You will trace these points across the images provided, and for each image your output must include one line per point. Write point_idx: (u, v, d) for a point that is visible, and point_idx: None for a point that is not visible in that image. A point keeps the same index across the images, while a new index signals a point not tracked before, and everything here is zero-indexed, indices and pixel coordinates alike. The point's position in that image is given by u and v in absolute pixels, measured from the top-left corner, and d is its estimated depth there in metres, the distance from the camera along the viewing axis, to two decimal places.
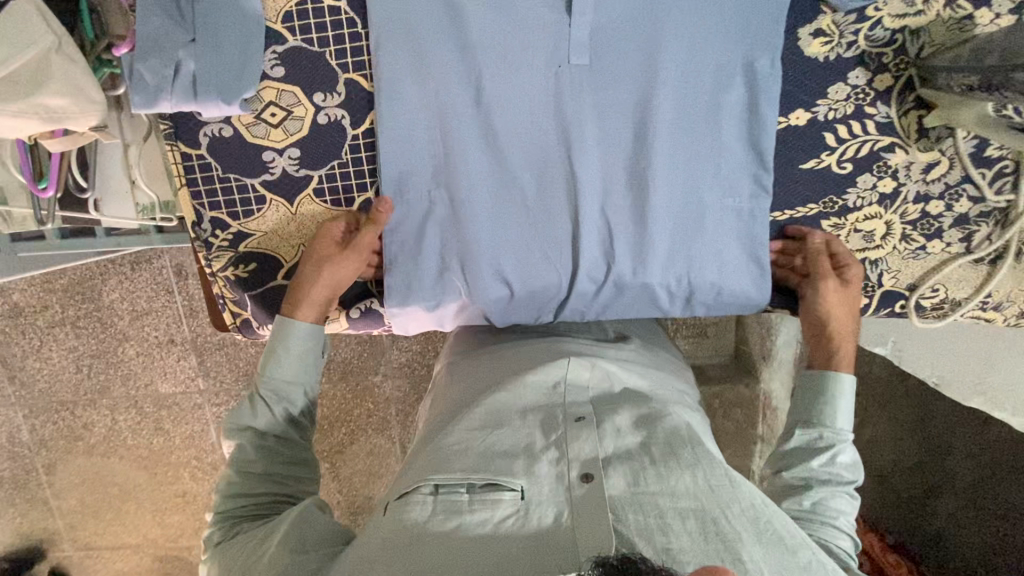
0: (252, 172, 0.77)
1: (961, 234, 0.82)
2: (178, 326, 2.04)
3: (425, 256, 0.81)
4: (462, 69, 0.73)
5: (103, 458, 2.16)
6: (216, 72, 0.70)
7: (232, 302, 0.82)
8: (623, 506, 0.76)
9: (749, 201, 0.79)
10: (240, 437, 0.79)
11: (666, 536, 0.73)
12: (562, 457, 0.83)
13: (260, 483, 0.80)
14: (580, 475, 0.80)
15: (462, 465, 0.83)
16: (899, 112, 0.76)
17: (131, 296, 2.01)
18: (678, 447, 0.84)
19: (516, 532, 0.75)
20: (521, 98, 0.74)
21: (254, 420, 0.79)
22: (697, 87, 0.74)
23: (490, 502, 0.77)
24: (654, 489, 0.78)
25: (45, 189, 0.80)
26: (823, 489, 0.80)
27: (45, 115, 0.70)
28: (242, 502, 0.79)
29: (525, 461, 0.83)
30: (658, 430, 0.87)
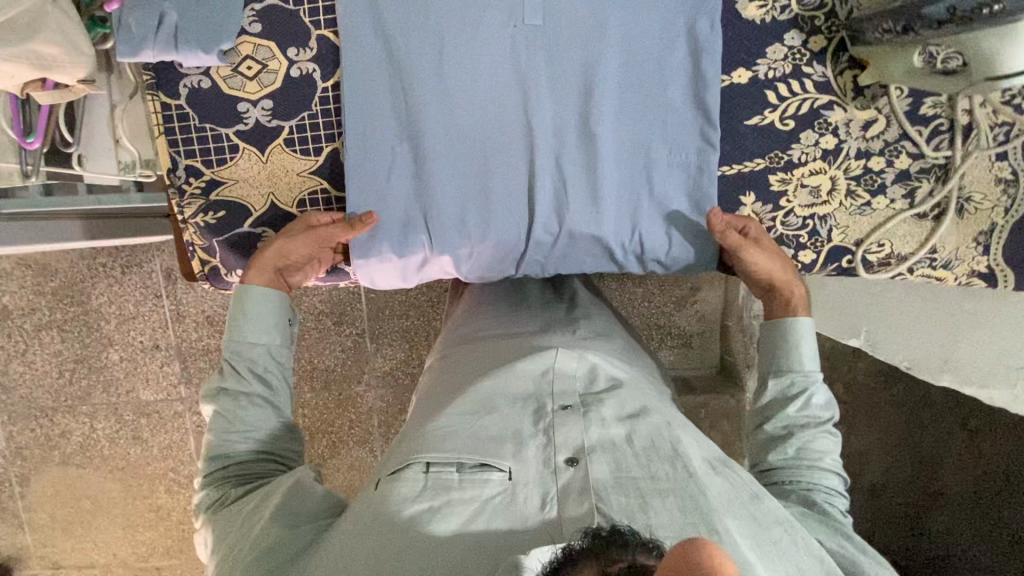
0: (226, 122, 0.81)
1: (904, 190, 0.85)
2: (164, 331, 1.98)
3: (388, 206, 0.85)
4: (427, 31, 0.79)
5: (78, 468, 2.08)
6: (198, 25, 0.76)
7: (201, 249, 0.87)
8: (606, 487, 0.81)
9: (695, 156, 0.84)
10: (222, 399, 0.87)
11: (645, 513, 0.79)
12: (548, 443, 0.87)
13: (242, 448, 0.87)
14: (564, 459, 0.84)
15: (452, 444, 0.86)
16: (835, 72, 0.81)
17: (120, 300, 1.97)
18: (658, 436, 0.89)
19: (505, 509, 0.79)
20: (489, 69, 0.80)
21: (234, 379, 0.87)
22: (643, 53, 0.81)
23: (479, 482, 0.81)
24: (635, 472, 0.83)
25: (32, 141, 0.85)
26: (805, 433, 0.95)
27: (36, 61, 0.75)
28: (227, 466, 0.86)
29: (513, 444, 0.87)
30: (640, 420, 0.92)
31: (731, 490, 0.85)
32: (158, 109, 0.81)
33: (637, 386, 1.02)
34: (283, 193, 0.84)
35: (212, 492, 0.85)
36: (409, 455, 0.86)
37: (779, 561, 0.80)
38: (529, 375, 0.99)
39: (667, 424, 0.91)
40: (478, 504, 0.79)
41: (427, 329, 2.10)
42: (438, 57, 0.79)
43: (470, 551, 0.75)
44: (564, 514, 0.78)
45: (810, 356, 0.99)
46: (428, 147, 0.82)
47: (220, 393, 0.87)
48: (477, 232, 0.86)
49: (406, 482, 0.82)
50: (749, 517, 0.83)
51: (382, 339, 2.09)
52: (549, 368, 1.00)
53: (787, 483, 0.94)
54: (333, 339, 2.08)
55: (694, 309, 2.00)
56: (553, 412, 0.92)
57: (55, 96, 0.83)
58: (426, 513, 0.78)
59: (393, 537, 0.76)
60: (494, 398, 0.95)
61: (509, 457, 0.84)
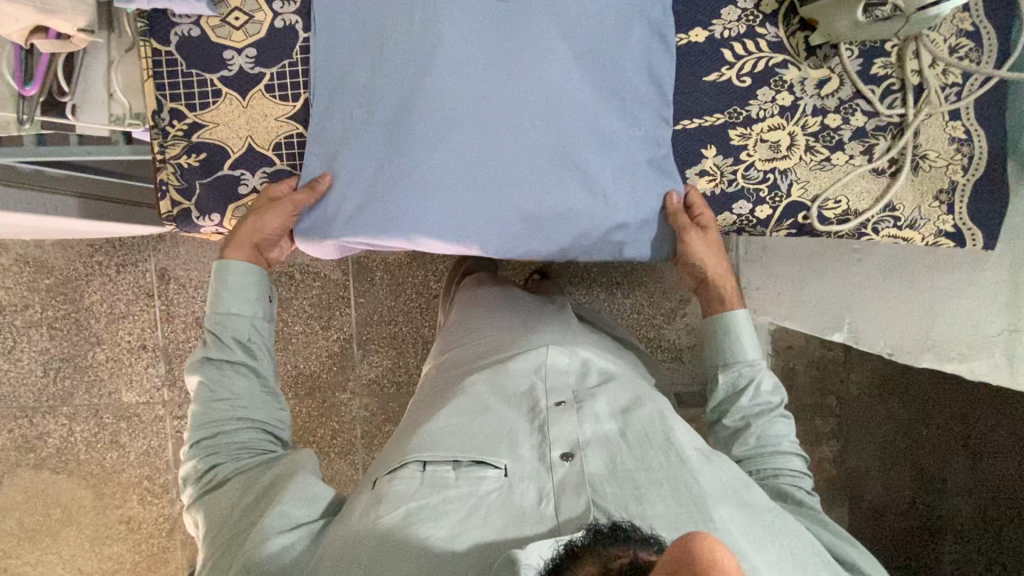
0: (210, 68, 0.86)
1: (862, 147, 0.88)
2: (152, 331, 1.94)
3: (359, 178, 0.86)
4: (405, 22, 0.85)
5: (52, 474, 1.99)
6: None
7: (177, 190, 0.88)
8: (600, 480, 0.77)
9: (653, 128, 0.87)
10: (209, 369, 0.87)
11: (641, 504, 0.75)
12: (542, 440, 0.83)
13: (226, 422, 0.85)
14: (560, 455, 0.80)
15: (447, 442, 0.83)
16: (787, 33, 0.86)
17: (112, 298, 1.95)
18: (652, 428, 0.84)
19: (501, 507, 0.76)
20: (471, 63, 0.85)
21: (221, 348, 0.87)
22: (602, 33, 0.86)
23: (475, 480, 0.78)
24: (630, 465, 0.79)
25: (30, 89, 0.90)
26: (759, 421, 0.89)
27: (40, 5, 0.81)
28: (213, 444, 0.85)
29: (508, 441, 0.83)
30: (634, 411, 0.87)
31: (725, 481, 0.80)
32: (148, 57, 0.86)
33: (627, 377, 0.97)
34: (261, 136, 0.87)
35: (199, 465, 0.85)
36: (404, 451, 0.84)
37: (774, 547, 0.75)
38: (521, 372, 0.95)
39: (660, 414, 0.85)
40: (475, 502, 0.76)
41: (416, 336, 1.96)
42: (421, 48, 0.85)
43: (469, 554, 0.71)
44: (561, 511, 0.74)
45: (753, 345, 0.92)
46: (403, 120, 0.85)
47: (206, 363, 0.87)
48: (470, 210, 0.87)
49: (403, 480, 0.79)
50: (742, 507, 0.77)
51: (370, 345, 1.95)
52: (541, 363, 0.95)
53: (755, 473, 0.88)
54: (321, 344, 1.95)
55: (684, 322, 1.89)
56: (548, 407, 0.87)
57: (55, 49, 0.89)
58: (422, 511, 0.75)
59: (391, 540, 0.73)
60: (488, 395, 0.91)
61: (506, 454, 0.81)
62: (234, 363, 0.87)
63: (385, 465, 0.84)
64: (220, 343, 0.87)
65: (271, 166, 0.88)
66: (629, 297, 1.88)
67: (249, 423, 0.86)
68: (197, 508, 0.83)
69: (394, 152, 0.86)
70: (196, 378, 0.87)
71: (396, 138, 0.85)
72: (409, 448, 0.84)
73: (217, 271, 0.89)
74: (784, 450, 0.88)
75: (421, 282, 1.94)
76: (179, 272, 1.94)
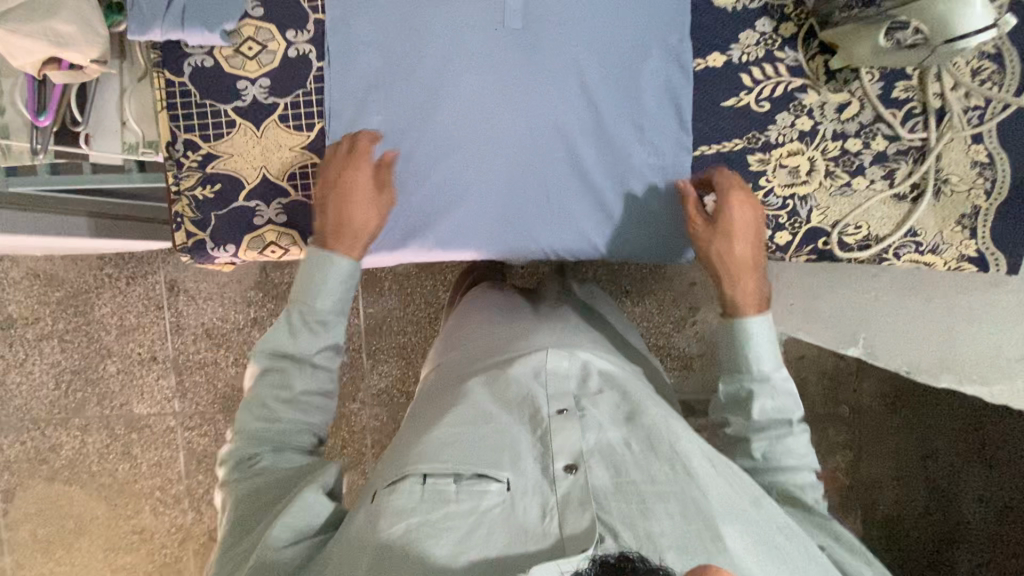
0: (224, 99, 0.85)
1: (882, 171, 0.86)
2: (162, 343, 1.93)
3: None
4: (417, 52, 0.84)
5: (66, 485, 1.98)
6: (203, 6, 0.81)
7: (192, 222, 0.87)
8: (605, 493, 0.72)
9: (672, 157, 0.86)
10: (284, 360, 0.82)
11: (646, 518, 0.70)
12: (544, 453, 0.77)
13: (292, 416, 0.81)
14: (563, 466, 0.75)
15: (449, 454, 0.77)
16: (806, 56, 0.85)
17: (122, 311, 1.94)
18: (656, 436, 0.79)
19: (504, 523, 0.71)
20: (482, 90, 0.85)
21: (303, 343, 0.82)
22: (618, 62, 0.85)
23: (477, 494, 0.73)
24: (634, 476, 0.75)
25: (44, 119, 0.89)
26: (764, 437, 0.83)
27: (53, 38, 0.81)
28: (273, 434, 0.81)
29: (512, 453, 0.78)
30: (637, 419, 0.82)
31: (730, 494, 0.76)
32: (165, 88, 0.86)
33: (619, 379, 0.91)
34: (275, 166, 0.87)
35: (247, 450, 0.81)
36: (397, 459, 0.78)
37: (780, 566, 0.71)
38: (521, 379, 0.88)
39: (665, 420, 0.80)
40: (475, 520, 0.70)
41: (425, 346, 1.95)
42: (433, 77, 0.85)
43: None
44: (565, 526, 0.69)
45: (762, 360, 0.83)
46: (413, 151, 0.86)
47: (280, 351, 0.82)
48: (483, 238, 0.88)
49: (396, 495, 0.73)
50: (748, 519, 0.74)
51: (379, 355, 1.95)
52: (540, 367, 0.89)
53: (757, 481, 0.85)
54: None
55: (694, 330, 1.88)
56: (549, 417, 0.81)
57: (67, 79, 0.89)
58: (419, 529, 0.69)
59: (386, 557, 0.68)
60: (488, 403, 0.84)
61: (508, 467, 0.76)
62: (310, 365, 0.82)
63: (379, 475, 0.78)
64: (301, 334, 0.82)
65: (286, 196, 0.87)
66: (636, 306, 1.87)
67: (309, 425, 0.83)
68: (229, 488, 0.80)
69: (405, 178, 0.87)
70: (265, 364, 0.82)
71: (410, 167, 0.86)
72: (401, 459, 0.78)
73: (316, 263, 0.82)
74: (787, 466, 0.82)
75: (430, 292, 1.93)
76: (189, 284, 1.91)
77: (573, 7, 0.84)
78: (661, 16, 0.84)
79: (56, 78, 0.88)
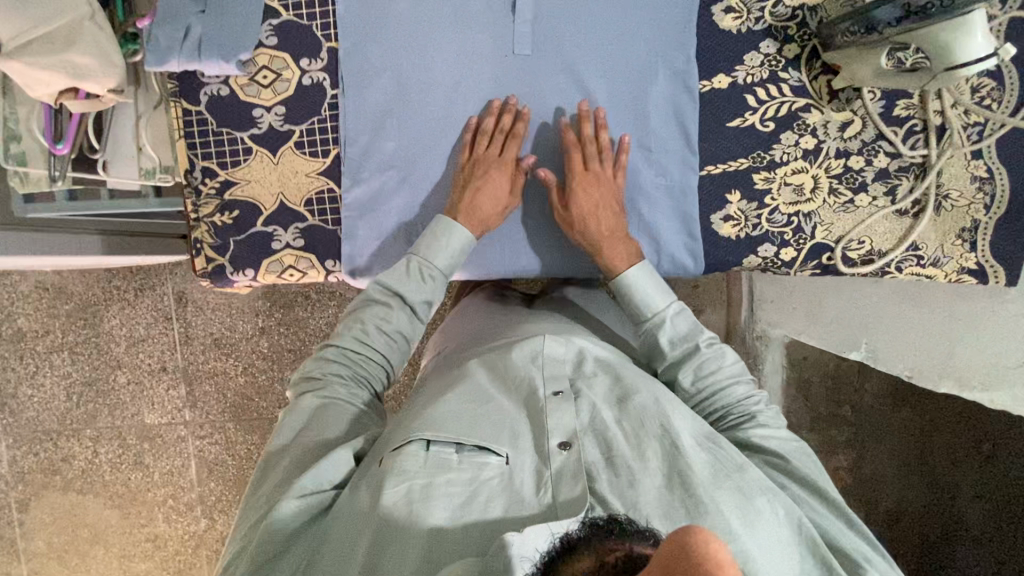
0: (241, 127, 0.87)
1: (885, 188, 0.89)
2: (172, 353, 1.93)
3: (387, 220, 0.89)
4: (428, 77, 0.86)
5: (79, 494, 1.98)
6: (219, 37, 0.83)
7: (211, 247, 0.89)
8: (598, 468, 0.69)
9: (680, 177, 0.89)
10: (395, 298, 0.84)
11: (634, 491, 0.67)
12: (538, 430, 0.73)
13: (383, 354, 0.84)
14: (558, 443, 0.71)
15: (452, 425, 0.73)
16: (810, 77, 0.86)
17: (131, 322, 1.93)
18: (646, 415, 0.74)
19: (501, 494, 0.67)
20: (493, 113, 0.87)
21: (411, 289, 0.84)
22: (626, 85, 0.87)
23: (476, 466, 0.69)
24: (626, 452, 0.70)
25: (62, 147, 0.90)
26: (687, 363, 0.81)
27: (71, 70, 0.82)
28: (356, 364, 0.82)
29: (509, 428, 0.73)
30: (630, 400, 0.76)
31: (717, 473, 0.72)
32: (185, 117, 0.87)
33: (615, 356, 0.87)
34: (292, 192, 0.89)
35: (330, 368, 0.81)
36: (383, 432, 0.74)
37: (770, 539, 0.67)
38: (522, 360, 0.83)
39: (656, 401, 0.74)
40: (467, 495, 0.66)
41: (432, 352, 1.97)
42: (445, 102, 0.87)
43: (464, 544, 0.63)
44: (560, 497, 0.66)
45: (654, 295, 0.84)
46: (429, 175, 0.88)
47: (391, 288, 0.84)
48: (492, 256, 0.91)
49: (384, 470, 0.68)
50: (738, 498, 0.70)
51: None
52: (538, 350, 0.83)
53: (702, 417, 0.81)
54: None
55: None
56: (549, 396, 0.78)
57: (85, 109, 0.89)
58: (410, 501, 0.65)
59: (377, 528, 0.64)
60: (487, 380, 0.80)
61: (507, 441, 0.72)
62: (411, 310, 0.85)
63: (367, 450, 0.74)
64: (414, 281, 0.85)
65: (303, 221, 0.89)
66: None
67: (386, 366, 0.85)
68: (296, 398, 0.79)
69: (417, 199, 0.89)
70: (375, 293, 0.84)
71: (422, 189, 0.89)
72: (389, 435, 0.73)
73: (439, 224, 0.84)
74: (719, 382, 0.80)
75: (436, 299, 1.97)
76: (197, 294, 1.92)
77: (581, 32, 0.86)
78: (667, 40, 0.86)
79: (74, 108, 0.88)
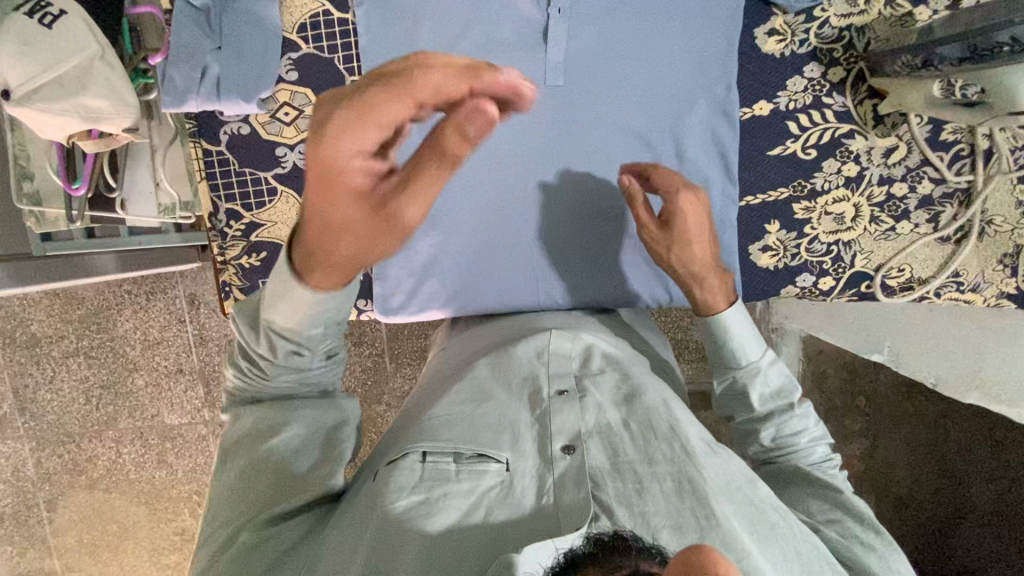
0: (265, 167, 0.84)
1: (927, 215, 0.86)
2: (188, 355, 1.67)
3: (416, 255, 0.87)
4: None
5: (105, 494, 1.72)
6: (238, 75, 0.79)
7: (239, 290, 0.88)
8: (604, 474, 0.62)
9: (721, 210, 0.85)
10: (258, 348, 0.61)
11: (641, 499, 0.60)
12: (541, 433, 0.66)
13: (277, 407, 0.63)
14: (561, 447, 0.64)
15: (451, 431, 0.66)
16: (855, 102, 0.83)
17: (144, 326, 1.67)
18: (655, 416, 0.67)
19: (500, 507, 0.60)
20: (522, 145, 0.84)
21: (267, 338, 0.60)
22: (662, 114, 0.83)
23: (475, 474, 0.62)
24: (633, 456, 0.63)
25: (78, 188, 0.87)
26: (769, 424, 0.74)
27: (85, 114, 0.78)
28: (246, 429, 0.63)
29: (510, 432, 0.66)
30: (638, 399, 0.69)
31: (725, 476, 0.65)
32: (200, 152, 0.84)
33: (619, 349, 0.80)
34: None
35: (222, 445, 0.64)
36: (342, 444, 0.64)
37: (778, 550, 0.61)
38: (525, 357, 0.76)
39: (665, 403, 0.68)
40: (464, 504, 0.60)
41: None
42: None
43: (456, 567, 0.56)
44: (562, 500, 0.60)
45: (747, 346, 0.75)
46: (457, 211, 0.86)
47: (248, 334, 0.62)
48: (522, 291, 0.88)
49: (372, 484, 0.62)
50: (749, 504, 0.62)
51: (403, 359, 1.92)
52: (543, 347, 0.77)
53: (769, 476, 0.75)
54: (356, 360, 1.91)
55: None
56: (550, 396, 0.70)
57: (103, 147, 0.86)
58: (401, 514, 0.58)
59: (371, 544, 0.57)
60: (489, 376, 0.74)
61: (507, 446, 0.65)
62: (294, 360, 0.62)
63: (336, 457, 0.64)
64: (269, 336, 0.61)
65: None
66: None
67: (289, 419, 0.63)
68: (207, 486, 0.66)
69: (445, 233, 0.86)
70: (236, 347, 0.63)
71: (450, 224, 0.86)
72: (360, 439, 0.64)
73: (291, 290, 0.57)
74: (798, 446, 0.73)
75: None
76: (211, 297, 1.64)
77: (615, 59, 0.81)
78: (708, 66, 0.82)
79: (91, 146, 0.85)
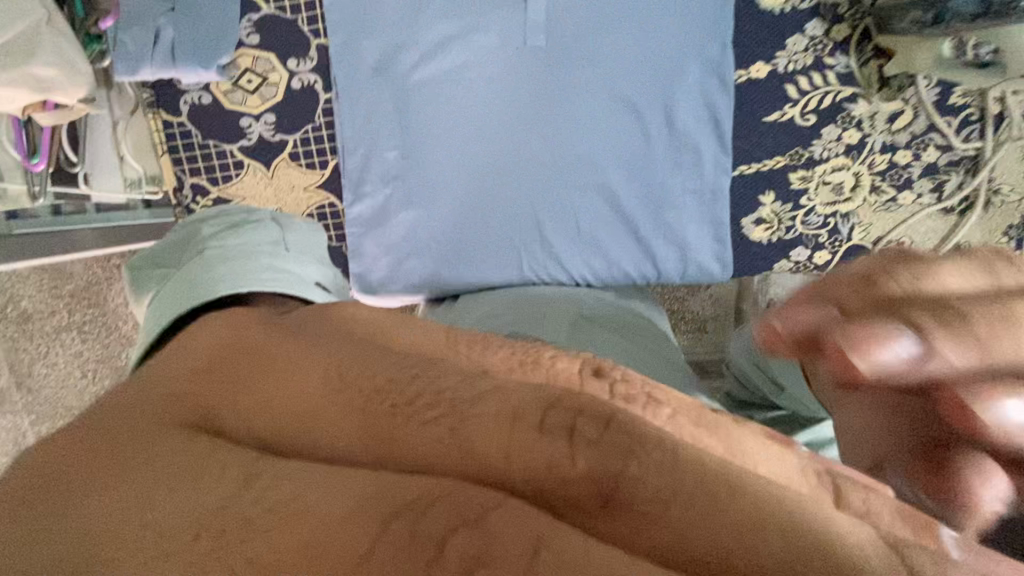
0: (229, 138, 0.80)
1: (930, 185, 0.82)
2: None
3: (392, 230, 0.82)
4: (428, 74, 0.77)
5: None
6: (194, 40, 0.74)
7: None
8: None
9: (710, 180, 0.82)
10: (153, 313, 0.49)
11: None
12: None
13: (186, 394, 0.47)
14: None
15: None
16: (858, 62, 0.77)
17: None
18: None
19: None
20: (502, 112, 0.78)
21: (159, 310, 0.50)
22: (652, 76, 0.77)
23: None
24: None
25: (38, 163, 0.82)
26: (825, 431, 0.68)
27: (34, 84, 0.72)
28: None
29: None
30: None
31: None
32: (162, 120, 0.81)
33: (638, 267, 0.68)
34: (290, 208, 0.83)
35: None
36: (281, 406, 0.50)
37: None
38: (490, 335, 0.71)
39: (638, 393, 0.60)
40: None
41: None
42: (448, 101, 0.78)
43: None
44: None
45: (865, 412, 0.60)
46: (433, 183, 0.80)
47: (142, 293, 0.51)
48: (505, 268, 0.82)
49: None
50: None
51: None
52: None
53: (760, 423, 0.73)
54: None
55: None
56: None
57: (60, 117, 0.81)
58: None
59: None
60: None
61: None
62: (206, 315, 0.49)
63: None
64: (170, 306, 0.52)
65: None
66: None
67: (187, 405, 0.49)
68: None
69: (420, 207, 0.81)
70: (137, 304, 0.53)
71: (426, 197, 0.81)
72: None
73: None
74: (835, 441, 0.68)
75: None
76: None
77: (600, 17, 0.76)
78: (700, 25, 0.76)
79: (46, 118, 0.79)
